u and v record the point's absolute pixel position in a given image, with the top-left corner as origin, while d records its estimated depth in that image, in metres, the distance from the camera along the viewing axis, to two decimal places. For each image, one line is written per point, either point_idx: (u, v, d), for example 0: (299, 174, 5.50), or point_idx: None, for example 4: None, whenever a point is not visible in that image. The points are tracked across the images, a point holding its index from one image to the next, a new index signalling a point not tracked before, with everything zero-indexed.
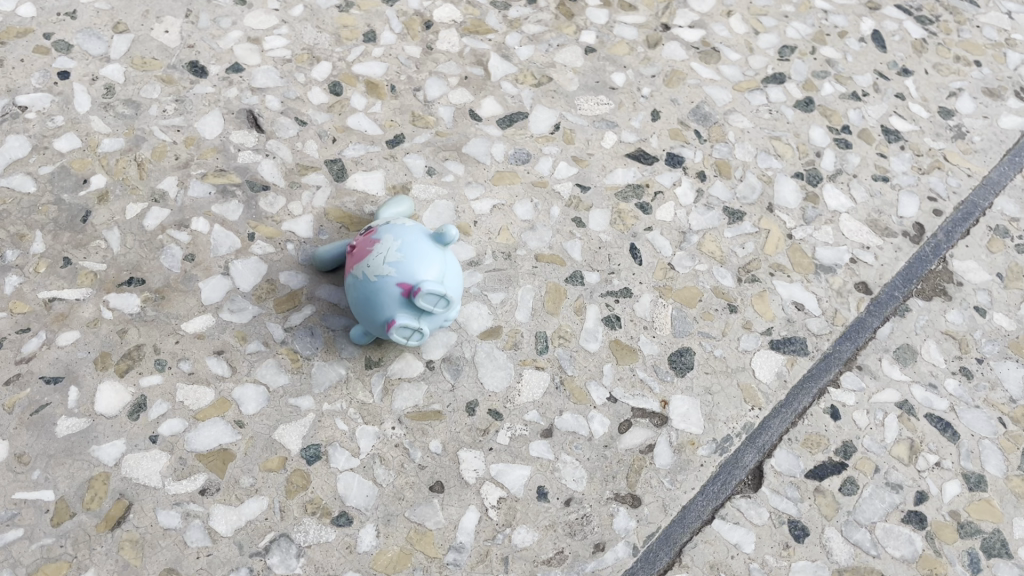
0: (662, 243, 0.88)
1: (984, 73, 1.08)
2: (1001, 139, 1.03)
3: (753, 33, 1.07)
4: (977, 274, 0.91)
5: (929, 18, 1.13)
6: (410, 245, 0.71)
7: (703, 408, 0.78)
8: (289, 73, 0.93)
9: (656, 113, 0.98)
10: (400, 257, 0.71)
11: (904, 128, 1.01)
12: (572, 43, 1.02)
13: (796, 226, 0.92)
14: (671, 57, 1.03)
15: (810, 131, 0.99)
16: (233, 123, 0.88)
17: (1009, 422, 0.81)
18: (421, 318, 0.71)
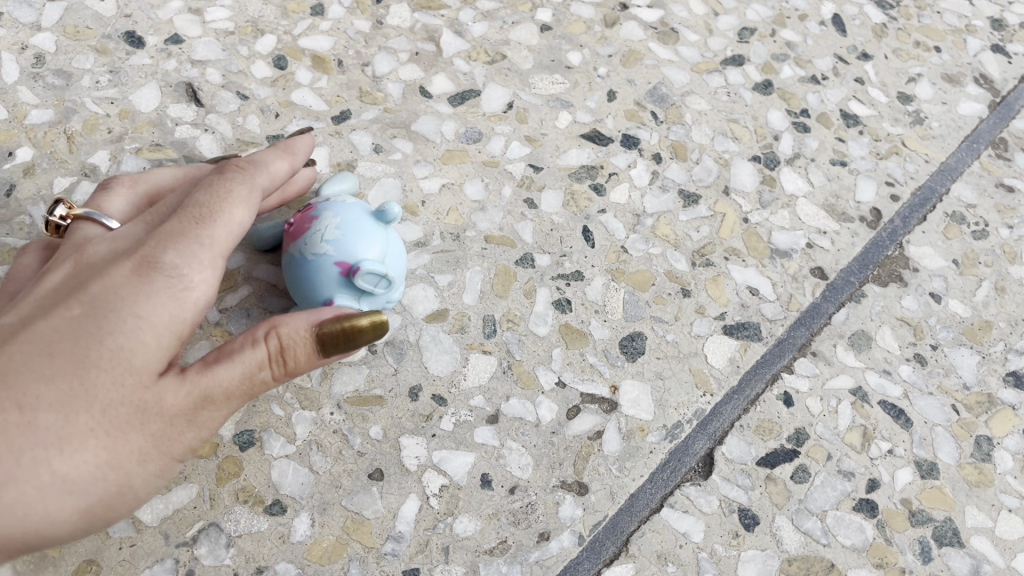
0: (615, 226, 0.86)
1: (944, 59, 1.07)
2: (960, 125, 1.02)
3: (712, 15, 1.05)
4: (933, 260, 0.90)
5: (890, 3, 1.12)
6: (352, 223, 0.69)
7: (653, 394, 0.76)
8: (231, 45, 0.90)
9: (612, 93, 0.96)
10: (339, 235, 0.68)
11: (863, 113, 1.00)
12: (528, 20, 1.00)
13: (752, 210, 0.90)
14: (629, 37, 1.01)
15: (768, 114, 0.98)
16: (171, 96, 0.85)
17: (962, 409, 0.80)
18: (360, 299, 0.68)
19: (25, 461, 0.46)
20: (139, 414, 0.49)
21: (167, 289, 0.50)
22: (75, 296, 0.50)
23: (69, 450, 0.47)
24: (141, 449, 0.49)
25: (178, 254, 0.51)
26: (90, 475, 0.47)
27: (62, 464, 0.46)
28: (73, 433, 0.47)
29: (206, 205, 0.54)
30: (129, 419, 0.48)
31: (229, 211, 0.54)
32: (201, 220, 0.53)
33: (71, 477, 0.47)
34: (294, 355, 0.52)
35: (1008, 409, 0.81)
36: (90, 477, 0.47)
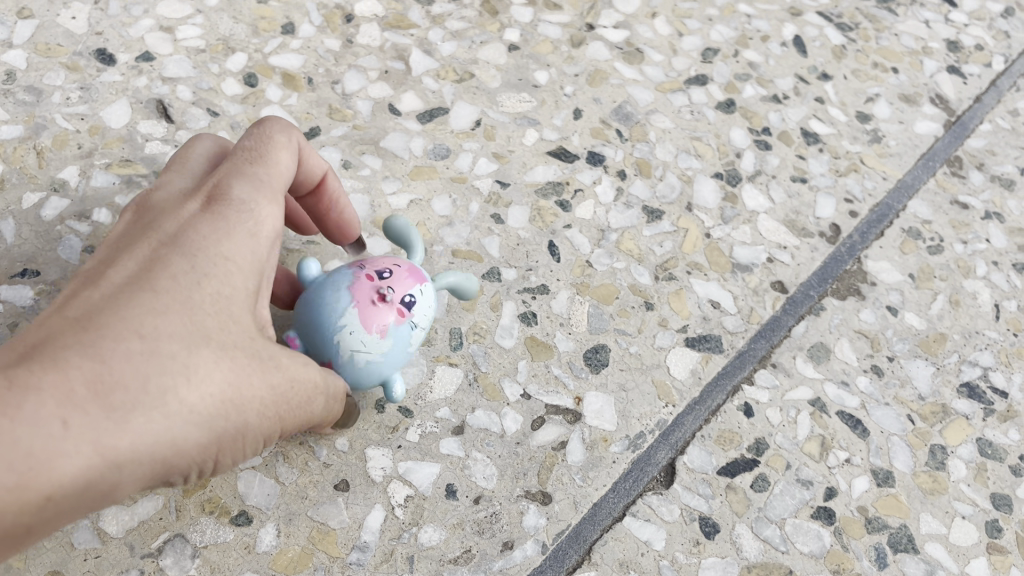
0: (581, 241, 0.88)
1: (901, 79, 1.10)
2: (916, 143, 1.04)
3: (677, 35, 1.08)
4: (890, 274, 0.92)
5: (849, 25, 1.15)
6: (388, 359, 0.66)
7: (617, 405, 0.78)
8: (202, 63, 0.91)
9: (578, 111, 0.98)
10: (362, 365, 0.65)
11: (823, 131, 1.03)
12: (496, 40, 1.02)
13: (715, 225, 0.92)
14: (595, 57, 1.03)
15: (731, 133, 1.00)
16: (141, 113, 0.86)
17: (917, 419, 0.82)
18: None
19: (160, 385, 0.47)
20: (251, 355, 0.52)
21: (248, 231, 0.55)
22: (159, 238, 0.53)
23: (191, 383, 0.49)
24: (261, 398, 0.52)
25: (248, 197, 0.56)
26: (215, 406, 0.50)
27: (190, 394, 0.48)
28: (194, 363, 0.49)
29: (254, 148, 0.59)
30: (245, 360, 0.52)
31: (278, 153, 0.59)
32: (256, 160, 0.58)
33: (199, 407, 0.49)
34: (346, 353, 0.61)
35: (962, 419, 0.83)
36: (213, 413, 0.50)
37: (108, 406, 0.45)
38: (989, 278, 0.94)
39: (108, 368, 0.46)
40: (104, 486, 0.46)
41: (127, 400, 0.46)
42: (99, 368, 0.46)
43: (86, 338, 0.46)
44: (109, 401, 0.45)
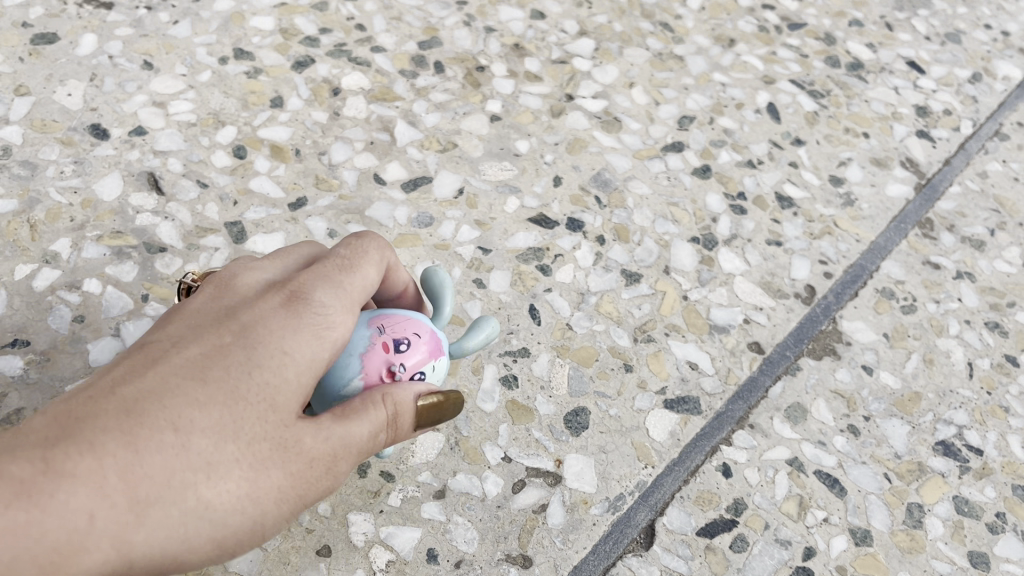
0: (560, 304, 0.90)
1: (872, 144, 1.14)
2: (888, 206, 1.07)
3: (654, 104, 1.11)
4: (865, 334, 0.94)
5: (821, 92, 1.19)
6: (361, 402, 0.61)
7: (596, 467, 0.79)
8: (192, 136, 0.94)
9: (558, 178, 1.01)
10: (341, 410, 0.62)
11: (797, 195, 1.06)
12: (478, 111, 1.05)
13: (691, 288, 0.94)
14: (574, 127, 1.07)
15: (706, 198, 1.03)
16: (132, 185, 0.88)
17: (894, 477, 0.83)
18: None
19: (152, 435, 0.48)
20: (296, 460, 0.53)
21: (310, 326, 0.55)
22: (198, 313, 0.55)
23: (218, 490, 0.50)
24: (270, 457, 0.52)
25: (325, 291, 0.57)
26: (208, 463, 0.50)
27: (179, 443, 0.49)
28: (223, 462, 0.50)
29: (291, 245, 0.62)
30: (272, 454, 0.52)
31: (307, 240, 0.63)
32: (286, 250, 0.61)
33: (216, 506, 0.50)
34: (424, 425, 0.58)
35: (938, 477, 0.84)
36: (246, 520, 0.51)
37: (126, 503, 0.47)
38: (962, 337, 0.96)
39: (108, 422, 0.48)
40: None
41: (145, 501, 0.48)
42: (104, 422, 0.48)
43: (127, 424, 0.48)
44: (100, 448, 0.47)
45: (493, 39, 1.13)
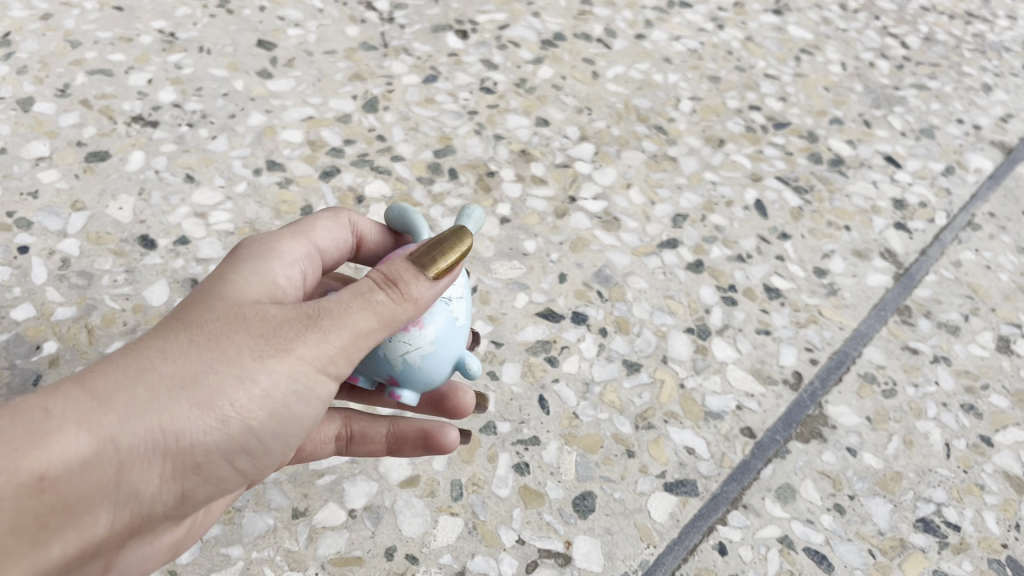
0: (567, 394, 0.98)
1: (853, 236, 1.23)
2: (869, 295, 1.16)
3: (649, 203, 1.21)
4: (849, 417, 1.02)
5: (805, 188, 1.29)
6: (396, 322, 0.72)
7: (603, 547, 0.86)
8: (231, 244, 1.04)
9: (563, 275, 1.10)
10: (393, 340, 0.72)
11: (784, 286, 1.15)
12: (489, 214, 1.15)
13: (687, 376, 1.02)
14: (577, 226, 1.16)
15: (700, 291, 1.12)
16: (178, 290, 0.98)
17: (878, 553, 0.91)
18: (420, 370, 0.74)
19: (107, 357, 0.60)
20: (260, 329, 0.62)
21: (242, 251, 0.70)
22: None
23: (185, 369, 0.59)
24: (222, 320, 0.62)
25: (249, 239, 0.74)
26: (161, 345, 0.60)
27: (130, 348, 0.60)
28: (176, 344, 0.60)
29: None
30: (229, 326, 0.62)
31: None
32: None
33: (182, 373, 0.59)
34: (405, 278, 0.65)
35: (919, 552, 0.91)
36: (232, 386, 0.60)
37: (88, 392, 0.57)
38: (939, 419, 1.04)
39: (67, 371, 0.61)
40: (107, 472, 0.57)
41: (112, 388, 0.58)
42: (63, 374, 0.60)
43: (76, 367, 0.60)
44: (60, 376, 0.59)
45: (501, 146, 1.24)
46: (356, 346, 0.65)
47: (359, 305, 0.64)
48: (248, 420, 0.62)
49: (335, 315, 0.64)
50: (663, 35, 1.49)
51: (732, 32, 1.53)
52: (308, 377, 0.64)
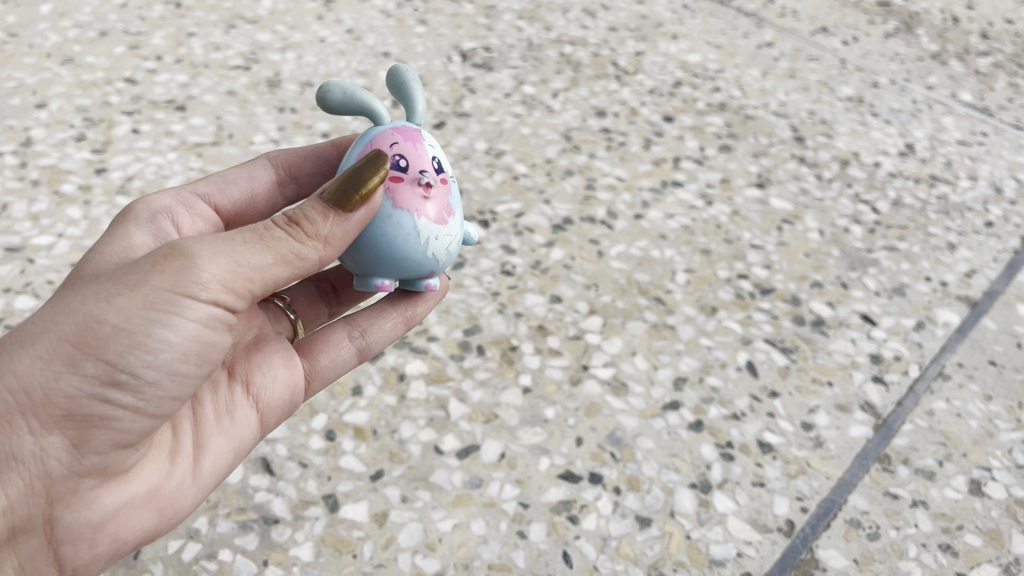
0: (588, 548, 1.13)
1: (835, 391, 1.39)
2: (852, 446, 1.31)
3: (653, 369, 1.38)
4: (838, 560, 1.16)
5: (791, 348, 1.45)
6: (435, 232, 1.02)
7: None
8: (294, 424, 1.22)
9: (580, 438, 1.26)
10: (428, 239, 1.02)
11: (775, 440, 1.30)
12: (513, 384, 1.32)
13: (693, 527, 1.17)
14: (590, 393, 1.33)
15: (701, 448, 1.27)
16: (251, 469, 1.16)
17: None
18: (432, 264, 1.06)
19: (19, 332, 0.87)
20: (110, 277, 0.86)
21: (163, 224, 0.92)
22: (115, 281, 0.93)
23: (44, 326, 0.84)
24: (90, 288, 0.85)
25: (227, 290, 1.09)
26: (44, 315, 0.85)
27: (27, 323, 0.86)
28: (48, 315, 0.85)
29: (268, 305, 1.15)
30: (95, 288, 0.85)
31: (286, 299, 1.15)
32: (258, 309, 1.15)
33: (44, 339, 0.84)
34: (309, 220, 0.89)
35: None
36: (71, 325, 0.84)
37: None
38: (920, 559, 1.17)
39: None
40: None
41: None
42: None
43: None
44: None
45: (521, 323, 1.43)
46: (225, 275, 0.86)
47: (210, 244, 0.86)
48: (107, 354, 0.85)
49: (187, 253, 0.85)
50: (658, 214, 1.70)
51: (720, 207, 1.74)
52: (165, 306, 0.85)
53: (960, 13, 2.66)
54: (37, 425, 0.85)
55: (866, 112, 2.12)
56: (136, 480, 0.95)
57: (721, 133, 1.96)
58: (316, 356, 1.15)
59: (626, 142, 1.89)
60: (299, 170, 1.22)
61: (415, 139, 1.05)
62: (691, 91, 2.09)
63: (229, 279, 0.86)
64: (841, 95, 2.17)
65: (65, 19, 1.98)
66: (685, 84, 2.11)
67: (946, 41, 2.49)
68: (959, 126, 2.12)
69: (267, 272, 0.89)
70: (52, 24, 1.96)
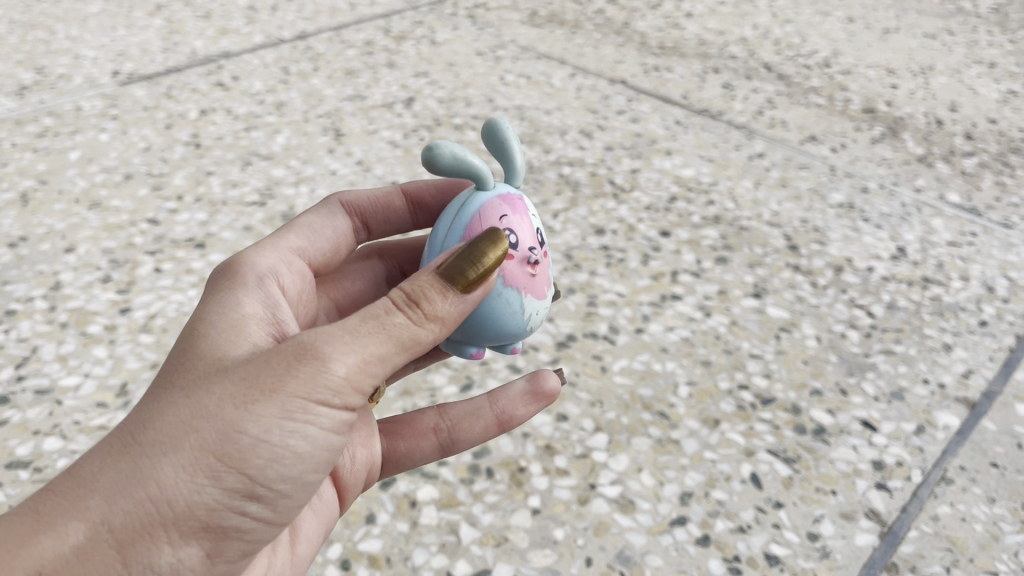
0: None
1: (839, 499, 1.42)
2: (859, 555, 1.33)
3: (659, 484, 1.42)
4: None
5: (793, 457, 1.49)
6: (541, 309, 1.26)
7: None
8: None
9: (589, 558, 1.29)
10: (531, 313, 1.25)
11: (782, 552, 1.32)
12: (522, 505, 1.36)
13: None
14: (598, 511, 1.36)
15: (708, 563, 1.30)
16: None
17: None
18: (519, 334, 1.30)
19: (140, 432, 0.92)
20: (246, 378, 0.95)
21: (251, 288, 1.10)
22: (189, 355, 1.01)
23: (182, 430, 0.92)
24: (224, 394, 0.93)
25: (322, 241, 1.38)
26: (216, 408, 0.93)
27: (152, 428, 0.92)
28: (185, 421, 0.92)
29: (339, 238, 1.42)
30: (244, 397, 0.94)
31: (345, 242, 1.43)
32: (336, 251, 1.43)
33: (178, 452, 0.91)
34: (428, 300, 0.98)
35: None
36: (216, 434, 0.92)
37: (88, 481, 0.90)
38: None
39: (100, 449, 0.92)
40: (110, 555, 0.89)
41: (120, 459, 0.91)
42: (96, 460, 0.91)
43: (107, 450, 0.91)
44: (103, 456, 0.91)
45: (528, 443, 1.48)
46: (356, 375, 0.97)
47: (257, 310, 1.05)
48: (244, 465, 0.95)
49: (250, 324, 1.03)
50: (658, 328, 1.76)
51: (719, 318, 1.80)
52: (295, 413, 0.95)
53: (944, 115, 2.77)
54: (174, 535, 0.93)
55: (857, 217, 2.20)
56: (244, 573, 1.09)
57: (716, 245, 2.04)
58: (396, 439, 1.29)
59: (625, 258, 1.97)
60: (370, 218, 1.46)
61: (520, 210, 1.23)
62: (686, 205, 2.18)
63: (364, 370, 0.97)
64: (832, 201, 2.26)
65: (93, 165, 2.12)
66: (680, 198, 2.21)
67: (931, 144, 2.59)
68: (948, 227, 2.19)
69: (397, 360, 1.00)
70: (80, 170, 2.09)
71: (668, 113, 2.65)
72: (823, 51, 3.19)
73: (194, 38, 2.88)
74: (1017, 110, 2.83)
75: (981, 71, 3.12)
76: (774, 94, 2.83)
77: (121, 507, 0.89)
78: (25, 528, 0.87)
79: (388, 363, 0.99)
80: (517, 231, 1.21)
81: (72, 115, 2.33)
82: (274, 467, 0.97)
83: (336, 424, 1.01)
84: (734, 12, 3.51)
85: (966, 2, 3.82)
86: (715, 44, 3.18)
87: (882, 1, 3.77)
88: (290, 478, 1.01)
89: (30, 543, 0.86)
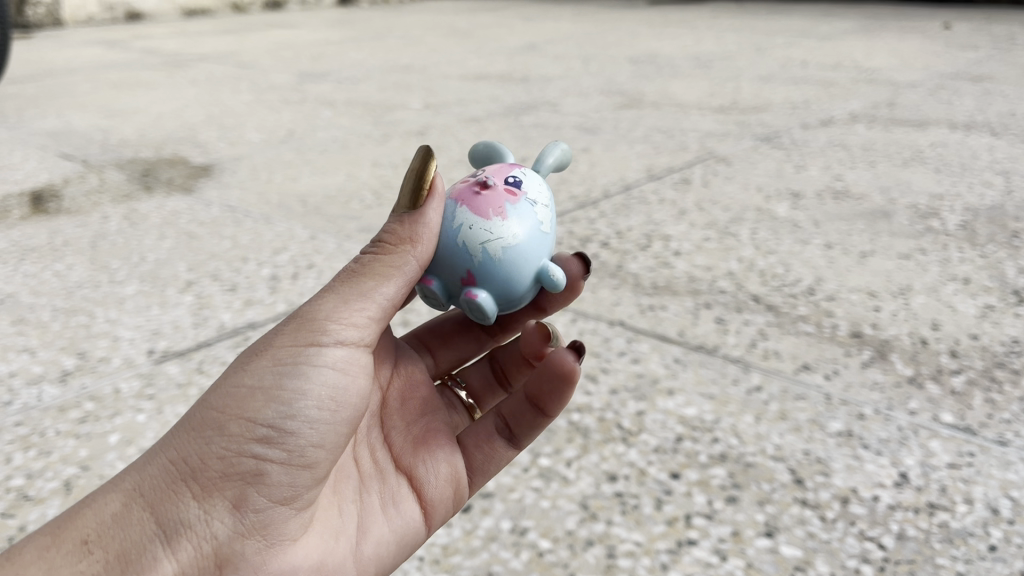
0: None
1: None
2: None
3: None
4: None
5: None
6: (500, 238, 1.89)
7: None
8: None
9: None
10: (498, 248, 1.88)
11: None
12: None
13: None
14: None
15: None
16: None
17: None
18: (482, 287, 1.88)
19: (174, 428, 1.58)
20: (239, 363, 1.59)
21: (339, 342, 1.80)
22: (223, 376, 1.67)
23: (198, 411, 1.56)
24: (231, 374, 1.58)
25: None
26: (219, 389, 1.56)
27: (185, 420, 1.58)
28: (198, 409, 1.57)
29: None
30: (237, 368, 1.58)
31: None
32: None
33: (189, 424, 1.56)
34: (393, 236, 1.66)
35: None
36: (219, 398, 1.55)
37: (136, 471, 1.56)
38: None
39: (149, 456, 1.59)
40: (144, 515, 1.52)
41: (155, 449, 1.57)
42: (144, 460, 1.57)
43: (151, 452, 1.58)
44: (151, 454, 1.57)
45: None
46: (343, 322, 1.60)
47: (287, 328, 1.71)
48: (243, 413, 1.54)
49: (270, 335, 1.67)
50: None
51: (735, 560, 1.86)
52: (285, 361, 1.57)
53: (928, 335, 2.93)
54: (198, 491, 1.54)
55: (857, 444, 2.29)
56: (294, 554, 1.65)
57: (725, 484, 2.12)
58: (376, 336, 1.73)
59: (638, 503, 2.05)
60: None
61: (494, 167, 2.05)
62: (692, 445, 2.29)
63: (347, 318, 1.60)
64: (831, 430, 2.36)
65: (132, 446, 2.25)
66: (686, 438, 2.32)
67: (919, 363, 2.73)
68: (946, 448, 2.28)
69: (382, 298, 1.64)
70: (119, 452, 2.23)
71: (666, 351, 2.82)
72: (806, 279, 3.41)
73: (222, 311, 3.11)
74: (996, 325, 3.00)
75: (956, 288, 3.32)
76: (764, 324, 3.01)
77: (150, 477, 1.54)
78: (80, 508, 1.52)
79: (359, 314, 1.62)
80: (492, 171, 2.04)
81: (111, 398, 2.51)
82: (269, 408, 1.55)
83: (336, 368, 1.61)
84: (719, 246, 3.78)
85: (934, 220, 4.10)
86: (705, 280, 3.41)
87: (856, 225, 4.06)
88: (301, 424, 1.57)
89: (82, 514, 1.51)
